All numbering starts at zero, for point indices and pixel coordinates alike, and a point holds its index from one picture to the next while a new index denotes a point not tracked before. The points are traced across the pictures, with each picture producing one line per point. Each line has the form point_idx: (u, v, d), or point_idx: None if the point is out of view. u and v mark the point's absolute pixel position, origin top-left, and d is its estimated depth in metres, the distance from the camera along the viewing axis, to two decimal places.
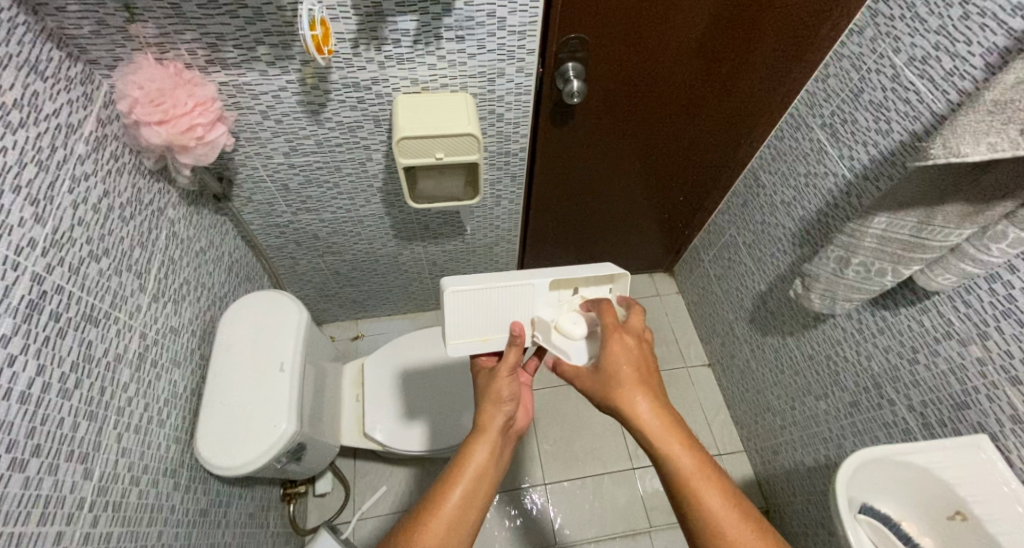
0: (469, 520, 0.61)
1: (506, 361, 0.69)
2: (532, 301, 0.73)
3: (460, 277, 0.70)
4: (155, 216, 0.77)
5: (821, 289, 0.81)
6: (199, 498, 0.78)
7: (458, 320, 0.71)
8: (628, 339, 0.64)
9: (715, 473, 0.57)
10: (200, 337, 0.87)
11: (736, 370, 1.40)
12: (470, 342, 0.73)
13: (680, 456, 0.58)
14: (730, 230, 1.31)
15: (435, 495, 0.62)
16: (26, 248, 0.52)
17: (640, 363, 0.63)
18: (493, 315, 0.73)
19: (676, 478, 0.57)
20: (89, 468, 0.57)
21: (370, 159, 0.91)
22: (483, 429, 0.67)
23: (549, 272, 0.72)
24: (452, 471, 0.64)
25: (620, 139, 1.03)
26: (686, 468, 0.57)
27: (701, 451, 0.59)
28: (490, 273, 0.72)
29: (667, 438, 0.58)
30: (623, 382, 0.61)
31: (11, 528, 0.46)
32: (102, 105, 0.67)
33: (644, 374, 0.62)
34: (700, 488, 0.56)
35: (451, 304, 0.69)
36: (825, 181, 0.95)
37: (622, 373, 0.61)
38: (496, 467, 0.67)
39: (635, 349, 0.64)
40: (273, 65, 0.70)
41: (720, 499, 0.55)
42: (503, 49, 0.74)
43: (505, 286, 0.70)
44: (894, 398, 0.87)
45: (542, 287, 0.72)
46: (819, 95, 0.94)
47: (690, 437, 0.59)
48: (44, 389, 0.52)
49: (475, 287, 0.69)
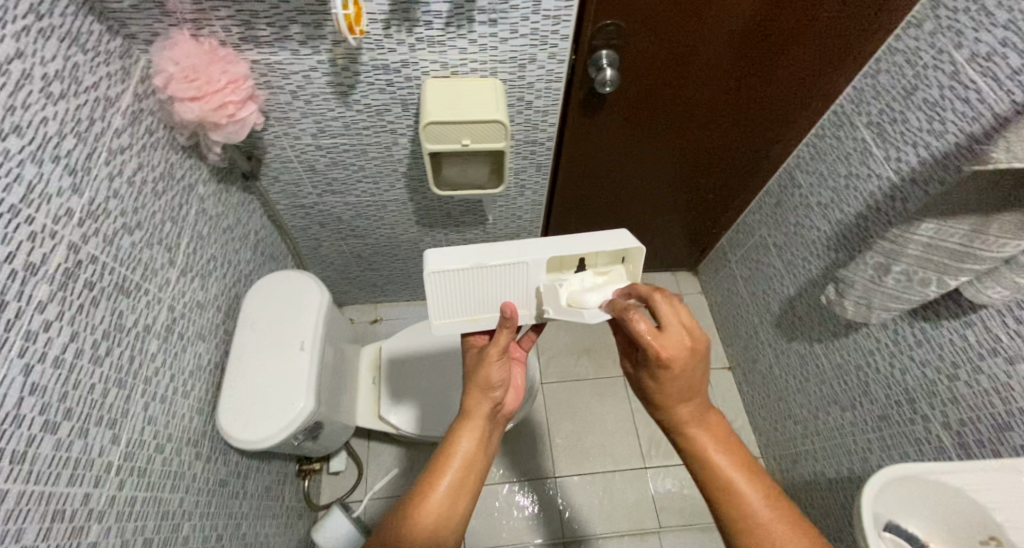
0: (460, 507, 0.63)
1: (497, 343, 0.66)
2: (526, 281, 0.67)
3: (445, 254, 0.65)
4: (186, 191, 0.78)
5: (856, 297, 0.78)
6: (219, 469, 0.80)
7: (444, 301, 0.67)
8: (676, 355, 0.54)
9: (754, 472, 0.56)
10: (225, 313, 0.89)
11: (758, 375, 1.36)
12: (459, 321, 0.70)
13: (718, 455, 0.56)
14: (761, 231, 1.27)
15: (428, 480, 0.63)
16: (64, 218, 0.54)
17: (687, 374, 0.55)
18: (483, 295, 0.68)
19: (713, 478, 0.56)
20: (117, 434, 0.59)
21: (396, 143, 0.91)
22: (471, 414, 0.67)
23: (547, 249, 0.65)
24: (440, 459, 0.65)
25: (651, 132, 1.00)
26: (724, 468, 0.56)
27: (739, 448, 0.58)
28: (479, 248, 0.66)
29: (707, 438, 0.58)
30: (667, 394, 0.57)
31: (42, 487, 0.48)
32: (139, 80, 0.68)
33: (689, 383, 0.56)
34: (738, 489, 0.54)
35: (435, 285, 0.65)
36: (867, 183, 0.91)
37: (666, 386, 0.56)
38: (483, 453, 0.68)
39: (680, 363, 0.54)
40: (305, 44, 0.70)
41: (761, 502, 0.53)
42: (537, 34, 0.72)
43: (495, 266, 0.64)
44: (929, 414, 0.83)
45: (538, 266, 0.66)
46: (866, 93, 0.90)
47: (729, 437, 0.58)
48: (76, 355, 0.54)
49: (461, 269, 0.64)
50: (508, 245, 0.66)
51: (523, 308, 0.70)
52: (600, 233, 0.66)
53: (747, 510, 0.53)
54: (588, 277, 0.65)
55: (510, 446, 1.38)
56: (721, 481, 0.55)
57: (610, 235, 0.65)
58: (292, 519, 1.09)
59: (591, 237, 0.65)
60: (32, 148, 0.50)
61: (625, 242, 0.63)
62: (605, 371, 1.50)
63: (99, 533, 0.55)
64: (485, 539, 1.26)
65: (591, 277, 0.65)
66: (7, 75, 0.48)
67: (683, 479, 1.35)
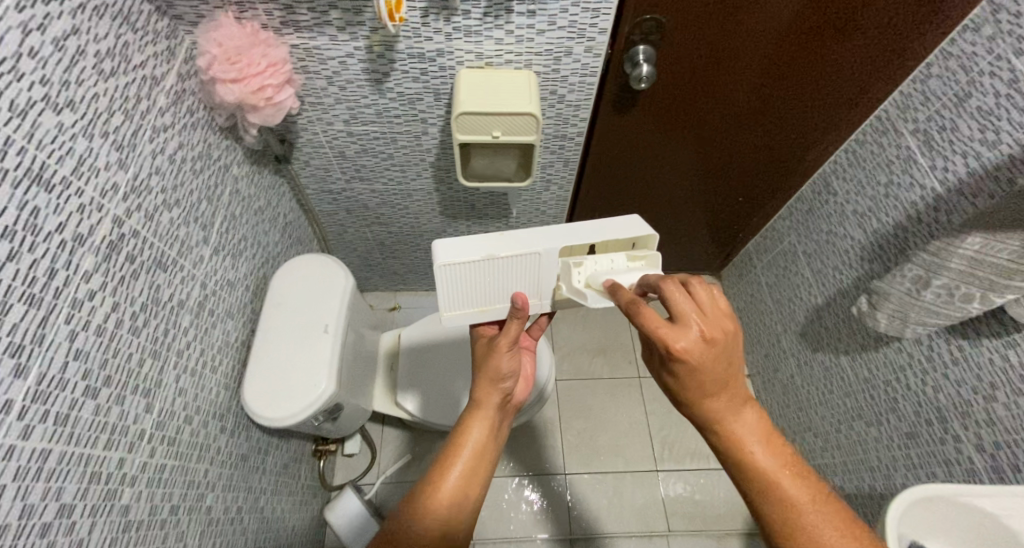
0: (472, 496, 0.63)
1: (507, 334, 0.68)
2: (537, 272, 0.67)
3: (454, 246, 0.65)
4: (221, 171, 0.80)
5: (891, 310, 0.76)
6: (242, 444, 0.82)
7: (454, 293, 0.68)
8: (693, 349, 0.48)
9: (796, 471, 0.51)
10: (252, 292, 0.91)
11: (778, 385, 1.33)
12: (468, 312, 0.70)
13: (758, 453, 0.51)
14: (791, 237, 1.24)
15: (438, 470, 0.63)
16: (110, 192, 0.55)
17: (713, 366, 0.49)
18: (493, 286, 0.68)
19: (752, 477, 0.51)
20: (151, 402, 0.61)
21: (426, 133, 0.91)
22: (480, 404, 0.68)
23: (558, 240, 0.65)
24: (451, 450, 0.65)
25: (684, 131, 0.98)
26: (766, 467, 0.51)
27: (783, 443, 0.53)
28: (489, 239, 0.66)
29: (747, 434, 0.52)
30: (694, 389, 0.51)
31: (80, 449, 0.50)
32: (183, 60, 0.70)
33: (719, 376, 0.50)
34: (781, 489, 0.50)
35: (446, 277, 0.65)
36: (909, 193, 0.88)
37: (691, 381, 0.50)
38: (494, 442, 0.68)
39: (700, 358, 0.48)
40: (344, 30, 0.71)
41: (808, 505, 0.49)
42: (575, 27, 0.72)
43: (506, 258, 0.64)
44: (962, 435, 0.81)
45: (550, 256, 0.65)
46: (914, 98, 0.87)
47: (771, 432, 0.53)
48: (116, 324, 0.56)
49: (472, 261, 0.64)
50: (519, 236, 0.66)
51: (533, 298, 0.71)
52: (610, 223, 0.66)
53: (794, 513, 0.49)
54: (619, 260, 0.63)
55: (521, 440, 1.38)
56: (763, 481, 0.50)
57: (621, 224, 0.66)
58: (307, 497, 1.12)
59: (607, 227, 0.65)
60: (83, 123, 0.52)
61: (638, 231, 0.64)
62: (620, 371, 1.49)
63: (131, 497, 0.57)
64: (493, 530, 1.27)
65: (625, 260, 0.63)
66: (63, 50, 0.49)
67: (695, 484, 1.33)
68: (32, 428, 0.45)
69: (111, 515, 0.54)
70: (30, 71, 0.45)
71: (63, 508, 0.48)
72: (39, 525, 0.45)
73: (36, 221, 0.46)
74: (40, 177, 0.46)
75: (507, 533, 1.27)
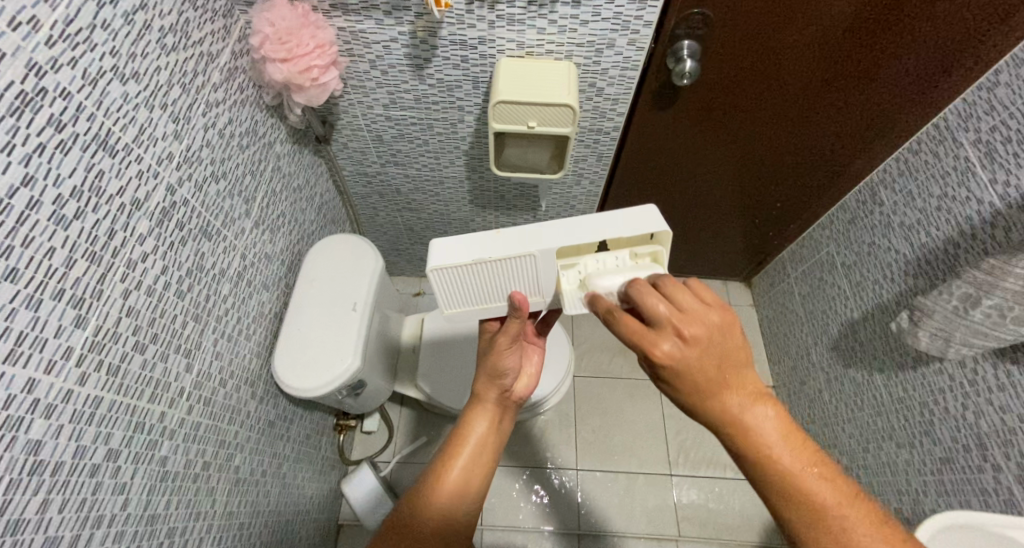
0: (472, 490, 0.63)
1: (507, 332, 0.66)
2: (536, 272, 0.64)
3: (446, 246, 0.62)
4: (266, 148, 0.82)
5: (933, 328, 0.73)
6: (269, 411, 0.86)
7: (452, 293, 0.65)
8: (676, 351, 0.47)
9: (819, 469, 0.48)
10: (287, 267, 0.94)
11: (803, 398, 1.29)
12: (470, 309, 0.69)
13: (777, 452, 0.49)
14: (829, 247, 1.19)
15: (438, 464, 0.64)
16: (165, 160, 0.58)
17: (705, 368, 0.47)
18: (492, 286, 0.65)
19: (774, 479, 0.49)
20: (190, 362, 0.64)
21: (462, 120, 0.92)
22: (480, 399, 0.69)
23: (555, 241, 0.61)
24: (453, 443, 0.66)
25: (724, 131, 0.96)
26: (789, 475, 0.48)
27: (805, 439, 0.50)
28: (482, 239, 0.62)
29: (766, 435, 0.49)
30: (694, 393, 0.49)
31: (129, 400, 0.54)
32: (237, 39, 0.72)
33: (716, 375, 0.48)
34: (807, 492, 0.48)
35: (440, 280, 0.63)
36: (964, 207, 0.84)
37: (686, 385, 0.48)
38: (496, 436, 0.69)
39: (682, 360, 0.47)
40: (390, 15, 0.72)
41: (834, 506, 0.47)
42: (619, 19, 0.71)
43: (500, 260, 0.61)
44: (1001, 465, 0.77)
45: (550, 257, 0.61)
46: (978, 107, 0.82)
47: (792, 427, 0.50)
48: (164, 286, 0.59)
49: (465, 264, 0.61)
50: (515, 234, 0.62)
51: (535, 296, 0.68)
52: (620, 217, 0.61)
53: (821, 512, 0.47)
54: (622, 257, 0.61)
55: (535, 433, 1.39)
56: (788, 491, 0.48)
57: (631, 218, 0.61)
58: (326, 468, 1.16)
59: (611, 223, 0.61)
60: (146, 94, 0.55)
61: (648, 227, 0.59)
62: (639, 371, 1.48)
63: (169, 449, 0.61)
64: (502, 517, 1.29)
65: (627, 257, 0.61)
66: (132, 24, 0.52)
67: (709, 491, 1.31)
68: (88, 376, 0.48)
69: (151, 464, 0.58)
70: (102, 43, 0.48)
71: (111, 452, 0.52)
72: (90, 466, 0.49)
73: (100, 184, 0.49)
74: (106, 143, 0.49)
75: (515, 523, 1.28)
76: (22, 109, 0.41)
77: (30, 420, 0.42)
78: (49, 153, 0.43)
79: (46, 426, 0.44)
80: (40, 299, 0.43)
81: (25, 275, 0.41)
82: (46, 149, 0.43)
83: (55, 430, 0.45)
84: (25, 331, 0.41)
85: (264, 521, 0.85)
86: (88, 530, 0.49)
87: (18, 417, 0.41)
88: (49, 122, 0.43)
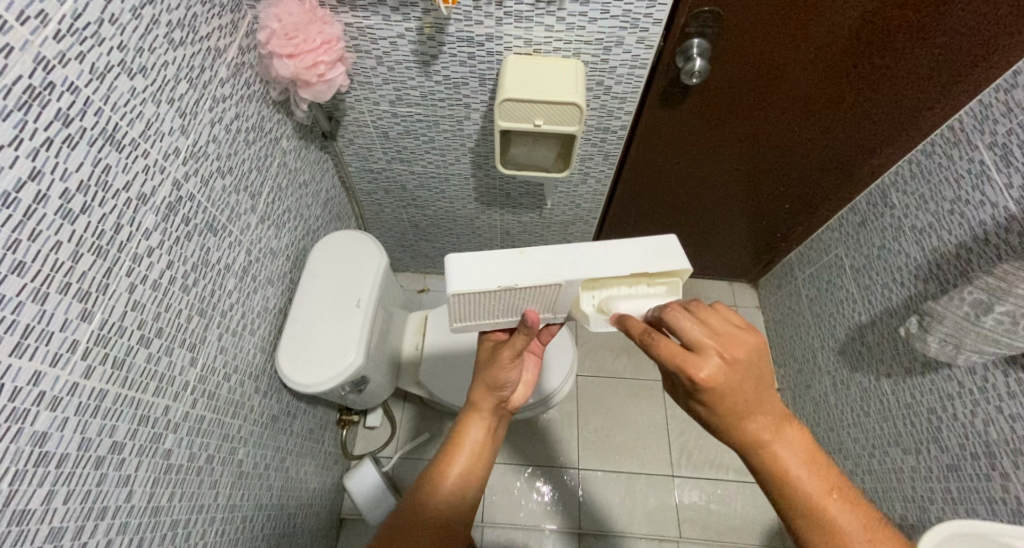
0: (467, 497, 0.63)
1: (512, 345, 0.65)
2: (555, 296, 0.62)
3: (468, 268, 0.58)
4: (272, 143, 0.82)
5: (943, 334, 0.72)
6: (273, 406, 0.86)
7: (466, 310, 0.63)
8: (719, 375, 0.46)
9: (841, 492, 0.49)
10: (292, 262, 0.94)
11: (808, 402, 1.28)
12: (481, 322, 0.67)
13: (801, 474, 0.49)
14: (838, 250, 1.18)
15: (435, 471, 0.64)
16: (172, 155, 0.58)
17: (741, 390, 0.47)
18: (508, 305, 0.64)
19: (798, 499, 0.49)
20: (195, 356, 0.64)
21: (468, 117, 0.92)
22: (476, 406, 0.69)
23: (580, 270, 0.59)
24: (448, 449, 0.66)
25: (733, 130, 0.95)
26: (814, 497, 0.48)
27: (826, 465, 0.50)
28: (506, 262, 0.59)
29: (791, 457, 0.49)
30: (727, 416, 0.49)
31: (134, 393, 0.54)
32: (244, 34, 0.72)
33: (749, 398, 0.48)
34: (831, 514, 0.48)
35: (458, 300, 0.60)
36: (977, 212, 0.83)
37: (722, 407, 0.48)
38: (491, 443, 0.69)
39: (724, 384, 0.46)
40: (397, 11, 0.71)
41: (857, 529, 0.47)
42: (628, 16, 0.70)
43: (524, 287, 0.59)
44: (1010, 474, 0.76)
45: (574, 285, 0.60)
46: (995, 109, 0.81)
47: (815, 451, 0.50)
48: (169, 281, 0.59)
49: (488, 290, 0.58)
50: (539, 259, 0.59)
51: (546, 311, 0.67)
52: (644, 247, 0.60)
53: (845, 536, 0.47)
54: (639, 291, 0.61)
55: (537, 432, 1.38)
56: (813, 513, 0.48)
57: (656, 249, 0.59)
58: (329, 463, 1.16)
59: (638, 254, 0.59)
60: (153, 89, 0.55)
61: (674, 263, 0.58)
62: (643, 372, 1.47)
63: (174, 442, 0.61)
64: (503, 514, 1.29)
65: (643, 289, 0.62)
66: (140, 19, 0.52)
67: (711, 493, 1.31)
68: (93, 369, 0.48)
69: (155, 456, 0.58)
70: (110, 37, 0.48)
71: (116, 445, 0.52)
72: (94, 458, 0.49)
73: (107, 178, 0.49)
74: (113, 137, 0.50)
75: (515, 521, 1.28)
76: (30, 103, 0.41)
77: (36, 413, 0.43)
78: (57, 147, 0.43)
79: (52, 417, 0.44)
80: (46, 293, 0.43)
81: (31, 268, 0.41)
82: (54, 143, 0.43)
83: (60, 422, 0.45)
84: (32, 324, 0.42)
85: (266, 514, 0.86)
86: (93, 521, 0.49)
87: (24, 409, 0.41)
88: (57, 117, 0.43)
